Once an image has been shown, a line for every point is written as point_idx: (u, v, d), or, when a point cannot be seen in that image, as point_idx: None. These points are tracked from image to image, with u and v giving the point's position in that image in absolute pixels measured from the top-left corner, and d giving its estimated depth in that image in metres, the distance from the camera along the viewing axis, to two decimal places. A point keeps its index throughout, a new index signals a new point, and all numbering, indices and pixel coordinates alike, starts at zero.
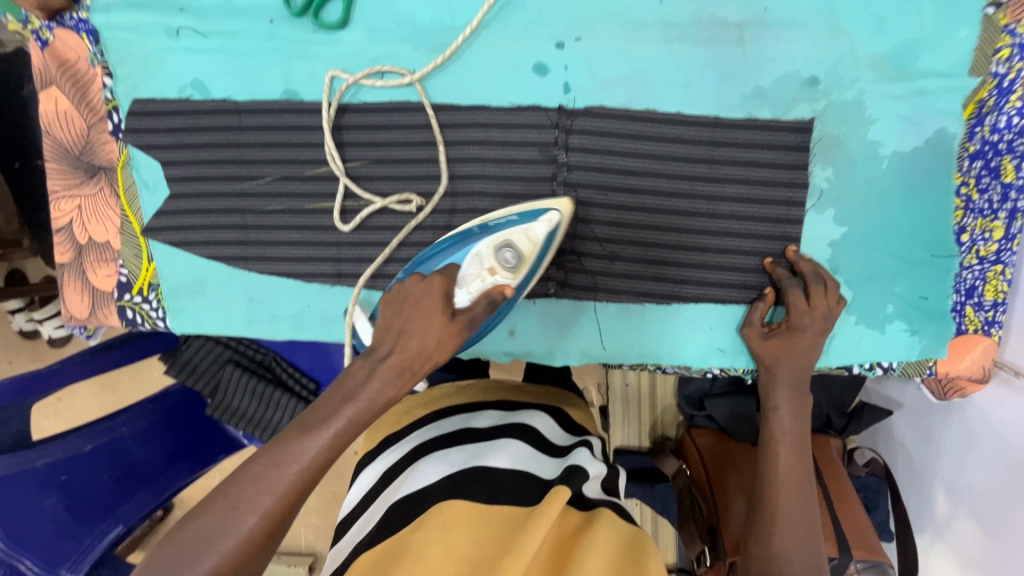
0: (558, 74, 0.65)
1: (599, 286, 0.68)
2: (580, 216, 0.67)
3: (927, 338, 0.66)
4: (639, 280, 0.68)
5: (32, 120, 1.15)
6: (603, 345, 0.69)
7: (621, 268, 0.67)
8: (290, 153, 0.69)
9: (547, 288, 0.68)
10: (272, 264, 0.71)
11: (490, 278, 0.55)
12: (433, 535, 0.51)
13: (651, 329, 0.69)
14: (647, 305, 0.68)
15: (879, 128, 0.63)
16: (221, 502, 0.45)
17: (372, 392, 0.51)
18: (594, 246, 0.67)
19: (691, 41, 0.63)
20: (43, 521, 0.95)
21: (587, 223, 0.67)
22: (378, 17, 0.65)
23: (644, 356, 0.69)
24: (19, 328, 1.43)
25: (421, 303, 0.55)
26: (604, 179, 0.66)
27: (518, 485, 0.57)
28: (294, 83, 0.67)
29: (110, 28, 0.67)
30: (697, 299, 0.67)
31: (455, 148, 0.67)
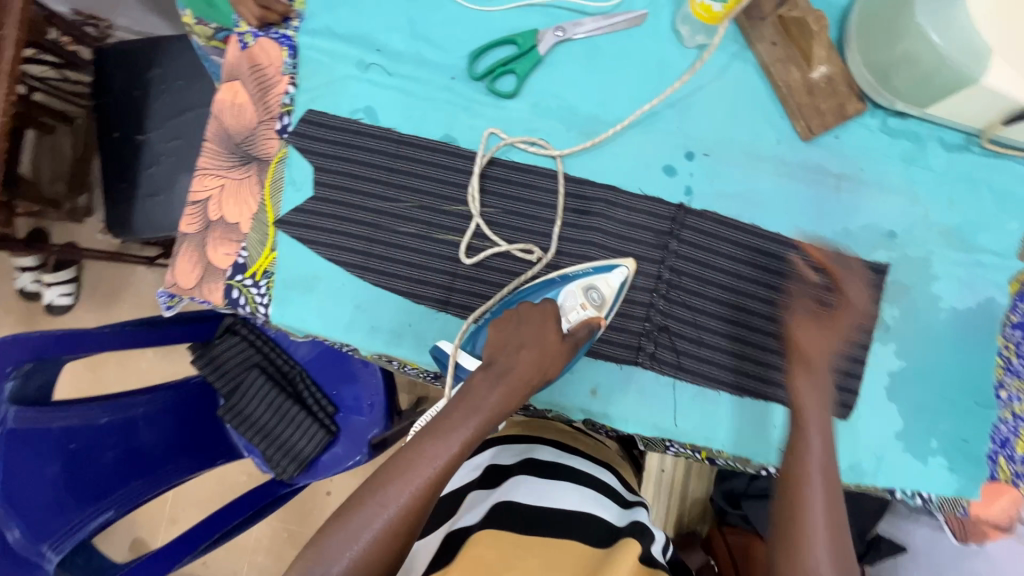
0: (683, 177, 0.76)
1: (682, 365, 0.74)
2: (678, 299, 0.75)
3: (964, 478, 0.73)
4: (720, 368, 0.74)
5: (144, 96, 1.15)
6: (675, 422, 0.74)
7: (705, 354, 0.74)
8: (434, 187, 0.76)
9: (636, 356, 0.75)
10: (387, 279, 0.76)
11: (584, 311, 0.67)
12: (501, 549, 0.62)
13: (721, 417, 0.74)
14: (721, 392, 0.74)
15: (940, 285, 0.74)
16: (365, 505, 0.51)
17: (493, 403, 0.56)
18: (686, 329, 0.75)
19: (798, 180, 0.75)
20: (42, 491, 0.87)
21: (683, 307, 0.75)
22: (543, 96, 0.77)
23: (712, 440, 0.74)
24: (20, 288, 1.35)
25: (537, 323, 0.62)
26: (705, 273, 0.75)
27: (584, 526, 0.67)
28: (456, 130, 0.77)
29: (311, 48, 0.77)
30: (767, 397, 0.74)
31: (582, 216, 0.75)
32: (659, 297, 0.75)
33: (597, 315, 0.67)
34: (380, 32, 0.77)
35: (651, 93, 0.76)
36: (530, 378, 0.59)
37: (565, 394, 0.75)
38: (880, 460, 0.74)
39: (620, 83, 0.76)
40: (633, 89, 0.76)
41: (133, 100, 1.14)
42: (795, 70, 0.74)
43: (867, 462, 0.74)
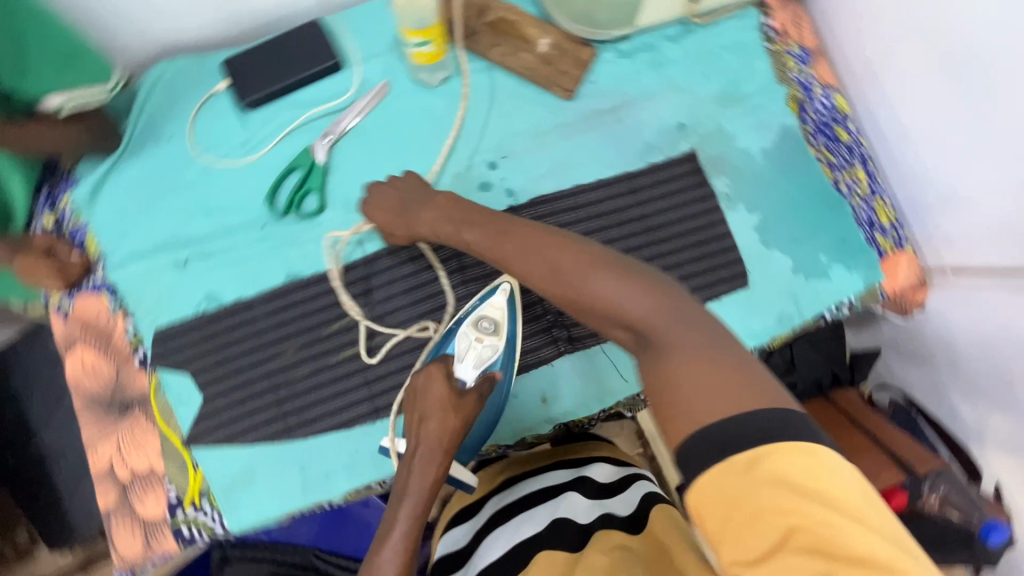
0: (500, 184, 0.81)
1: None
2: None
3: (864, 269, 0.81)
4: None
5: None
6: (625, 378, 0.78)
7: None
8: (305, 323, 0.78)
9: (559, 347, 0.78)
10: (314, 426, 0.76)
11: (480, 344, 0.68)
12: None
13: None
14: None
15: (742, 139, 0.83)
16: None
17: (420, 483, 0.58)
18: None
19: (586, 130, 0.83)
20: None
21: None
22: (348, 194, 0.81)
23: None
24: None
25: (430, 383, 0.62)
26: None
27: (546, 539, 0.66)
28: (293, 266, 0.80)
29: (127, 278, 0.78)
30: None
31: (441, 266, 0.79)
32: None
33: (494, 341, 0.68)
34: (179, 228, 0.80)
35: (432, 138, 0.83)
36: (452, 439, 0.60)
37: (524, 419, 0.77)
38: (796, 299, 0.80)
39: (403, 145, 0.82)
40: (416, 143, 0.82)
41: None
42: (525, 54, 0.83)
43: (787, 306, 0.80)
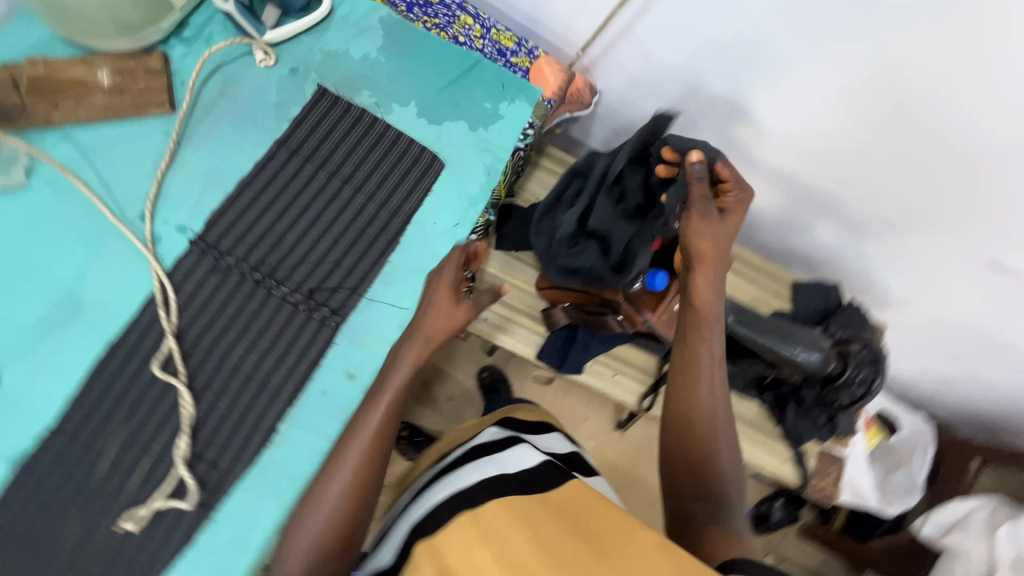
0: (167, 229, 0.75)
1: (352, 285, 0.78)
2: (286, 270, 0.76)
3: (523, 95, 0.88)
4: (367, 251, 0.79)
5: None
6: (403, 306, 0.79)
7: (344, 267, 0.78)
8: (65, 486, 0.67)
9: (329, 326, 0.76)
10: (152, 564, 0.67)
11: None
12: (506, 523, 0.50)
13: (410, 264, 0.80)
14: (388, 258, 0.80)
15: (355, 50, 0.84)
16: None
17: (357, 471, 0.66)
18: (318, 270, 0.77)
19: (209, 127, 0.78)
20: None
21: (295, 268, 0.77)
22: (11, 341, 0.70)
23: None
24: None
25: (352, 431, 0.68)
26: (259, 232, 0.77)
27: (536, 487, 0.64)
28: (8, 448, 0.67)
29: None
30: (407, 218, 0.81)
31: (160, 343, 0.72)
32: (278, 287, 0.76)
33: None
34: None
35: (66, 234, 0.73)
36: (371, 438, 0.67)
37: (343, 407, 0.75)
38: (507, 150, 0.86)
39: (37, 259, 0.72)
40: (48, 249, 0.73)
41: None
42: (93, 96, 0.75)
43: (488, 159, 0.85)
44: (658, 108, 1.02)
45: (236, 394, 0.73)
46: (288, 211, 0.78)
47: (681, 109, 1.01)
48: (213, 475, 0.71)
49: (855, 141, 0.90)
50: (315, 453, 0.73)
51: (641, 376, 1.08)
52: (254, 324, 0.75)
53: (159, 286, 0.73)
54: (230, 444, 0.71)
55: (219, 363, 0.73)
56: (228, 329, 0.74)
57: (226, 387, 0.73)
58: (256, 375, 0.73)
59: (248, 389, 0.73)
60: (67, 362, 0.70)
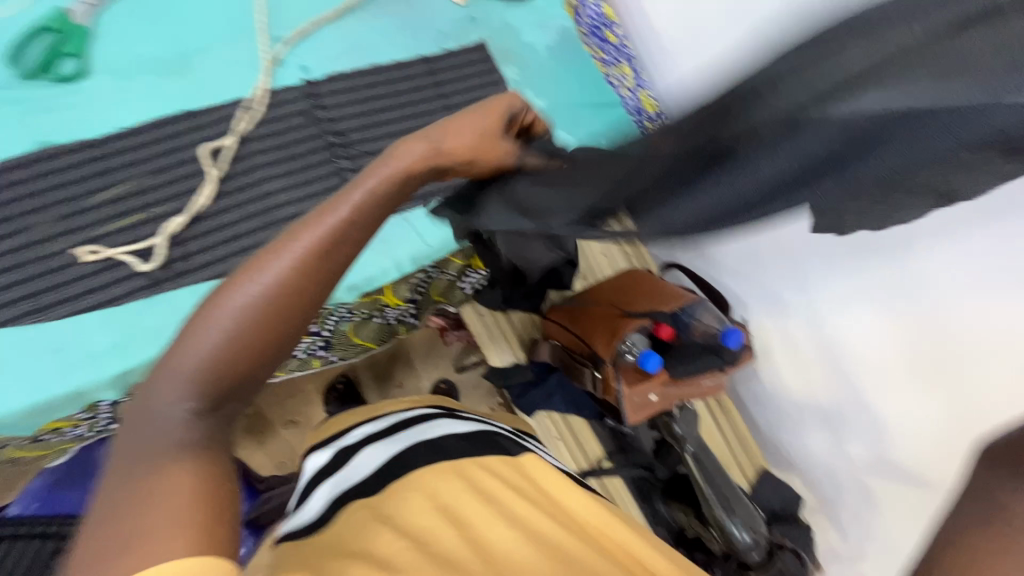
0: (293, 63, 0.82)
1: None
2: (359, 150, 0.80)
3: None
4: None
5: None
6: (428, 243, 0.81)
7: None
8: (64, 190, 0.70)
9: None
10: (75, 300, 0.67)
11: None
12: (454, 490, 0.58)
13: None
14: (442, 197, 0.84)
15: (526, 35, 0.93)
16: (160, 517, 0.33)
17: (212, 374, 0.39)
18: None
19: (379, 15, 0.87)
20: None
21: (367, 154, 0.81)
22: (115, 61, 0.75)
23: None
24: None
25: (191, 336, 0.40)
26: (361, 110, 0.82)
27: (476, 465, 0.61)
28: (46, 132, 0.71)
29: None
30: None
31: (221, 136, 0.76)
32: (342, 158, 0.79)
33: None
34: None
35: (216, 17, 0.81)
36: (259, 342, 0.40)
37: None
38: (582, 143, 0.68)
39: (183, 18, 0.79)
40: (195, 17, 0.80)
41: None
42: None
43: None
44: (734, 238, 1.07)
45: (248, 216, 0.75)
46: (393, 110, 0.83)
47: (755, 253, 1.04)
48: (180, 265, 0.71)
49: (878, 359, 0.90)
50: None
51: (579, 456, 1.05)
52: (302, 173, 0.78)
53: (257, 97, 0.78)
54: (210, 252, 0.73)
55: (252, 183, 0.76)
56: (282, 162, 0.78)
57: (243, 204, 0.75)
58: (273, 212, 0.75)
59: (257, 218, 0.75)
60: (141, 103, 0.75)
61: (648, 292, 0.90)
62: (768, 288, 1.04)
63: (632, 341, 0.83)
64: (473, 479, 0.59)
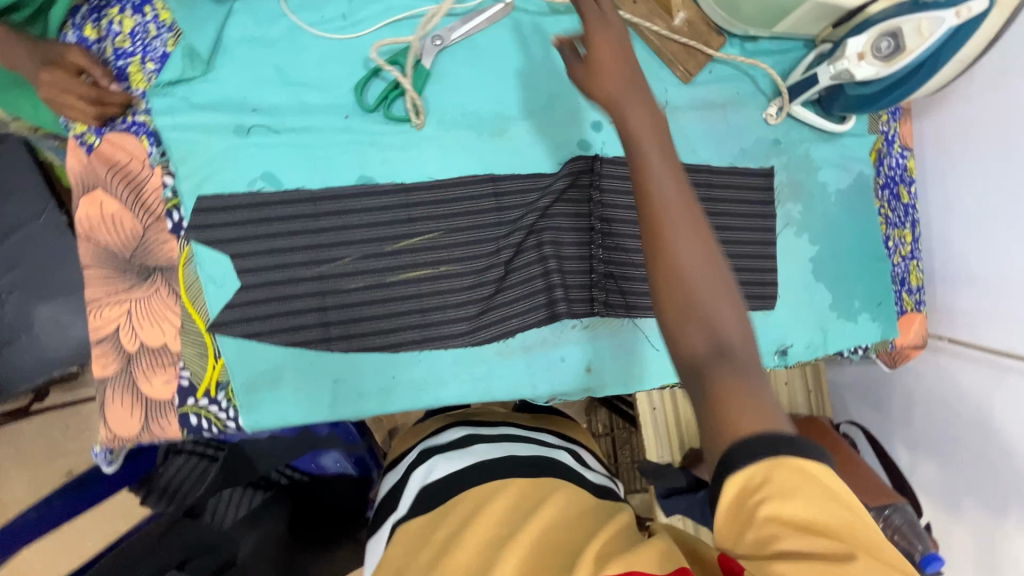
0: (598, 148, 0.79)
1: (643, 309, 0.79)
2: (614, 248, 0.78)
3: (886, 324, 0.88)
4: None
5: None
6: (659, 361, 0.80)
7: None
8: (371, 231, 0.72)
9: (594, 308, 0.77)
10: (359, 340, 0.72)
11: (864, 60, 0.68)
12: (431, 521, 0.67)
13: None
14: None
15: (824, 173, 0.86)
16: None
17: None
18: (633, 272, 0.79)
19: (694, 116, 0.82)
20: None
21: (620, 254, 0.78)
22: (445, 110, 0.75)
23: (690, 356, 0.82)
24: None
25: None
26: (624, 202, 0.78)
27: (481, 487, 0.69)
28: (369, 169, 0.72)
29: (173, 128, 0.67)
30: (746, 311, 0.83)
31: (517, 202, 0.76)
32: (598, 249, 0.78)
33: (876, 69, 0.68)
34: (250, 91, 0.70)
35: (538, 79, 0.78)
36: None
37: (562, 381, 0.78)
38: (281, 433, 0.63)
39: (508, 76, 0.77)
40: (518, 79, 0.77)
41: None
42: (660, 22, 0.79)
43: (817, 338, 0.86)
44: (930, 414, 1.00)
45: (508, 291, 0.75)
46: None
47: (941, 437, 0.98)
48: (454, 327, 0.74)
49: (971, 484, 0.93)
50: (516, 391, 0.77)
51: None
52: (572, 262, 0.77)
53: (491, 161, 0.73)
54: (459, 312, 0.74)
55: (516, 262, 0.76)
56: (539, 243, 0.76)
57: (512, 276, 0.76)
58: (527, 285, 0.76)
59: (518, 292, 0.76)
60: (454, 157, 0.75)
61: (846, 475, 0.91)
62: (936, 468, 0.99)
63: None
64: (488, 497, 0.66)
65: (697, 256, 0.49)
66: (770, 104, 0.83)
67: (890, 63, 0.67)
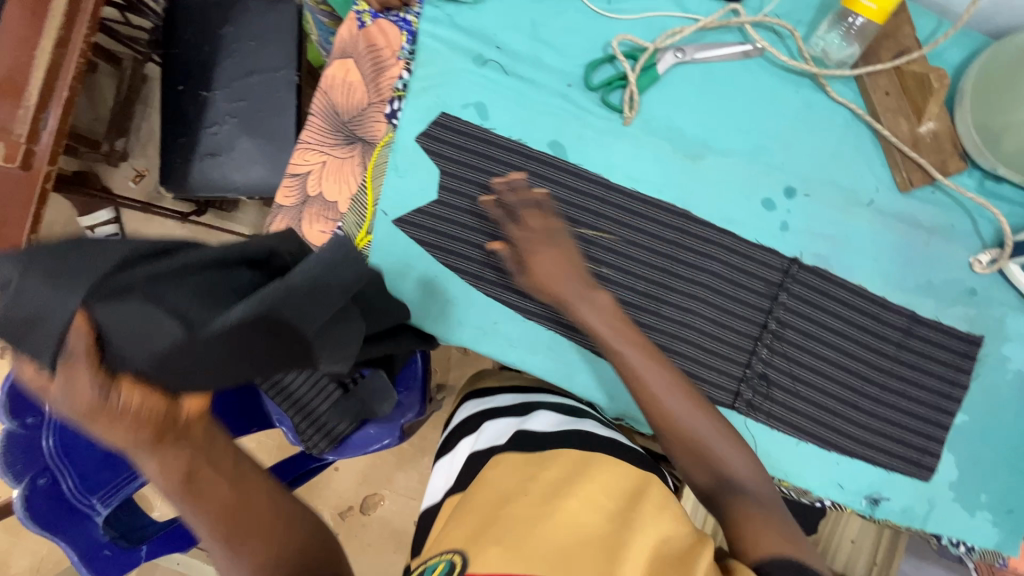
0: (781, 212, 0.77)
1: (774, 414, 0.76)
2: (779, 348, 0.76)
3: (1005, 534, 0.77)
4: (814, 423, 0.76)
5: (218, 55, 1.11)
6: (759, 459, 0.76)
7: (797, 407, 0.76)
8: (544, 190, 0.76)
9: (735, 402, 0.75)
10: (480, 275, 0.76)
11: None
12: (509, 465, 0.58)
13: (801, 458, 0.76)
14: (806, 444, 0.77)
15: (1011, 347, 0.77)
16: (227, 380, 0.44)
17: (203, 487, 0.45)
18: (784, 377, 0.76)
19: (895, 226, 0.77)
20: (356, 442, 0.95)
21: (782, 355, 0.76)
22: (655, 117, 0.77)
23: (799, 482, 0.77)
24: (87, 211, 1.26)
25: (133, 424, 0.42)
26: (813, 313, 0.76)
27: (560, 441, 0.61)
28: (564, 138, 0.77)
29: (430, 36, 0.76)
30: (851, 453, 0.77)
31: (701, 245, 0.76)
32: (763, 345, 0.76)
33: None
34: (502, 31, 0.77)
35: (754, 125, 0.77)
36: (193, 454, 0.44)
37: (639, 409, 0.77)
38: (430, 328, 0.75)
39: (728, 111, 0.77)
40: (735, 118, 0.77)
41: (208, 60, 1.11)
42: (905, 123, 0.75)
43: (919, 507, 0.77)
44: None
45: (654, 323, 0.75)
46: (840, 337, 0.76)
47: None
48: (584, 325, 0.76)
49: None
50: (592, 394, 0.77)
51: None
52: (726, 329, 0.76)
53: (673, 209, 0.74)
54: (605, 313, 0.75)
55: (667, 293, 0.76)
56: (705, 299, 0.76)
57: (661, 305, 0.76)
58: (674, 343, 0.75)
59: (666, 324, 0.75)
60: (642, 161, 0.77)
61: None
62: None
63: None
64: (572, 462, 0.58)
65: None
66: (983, 250, 0.76)
67: None
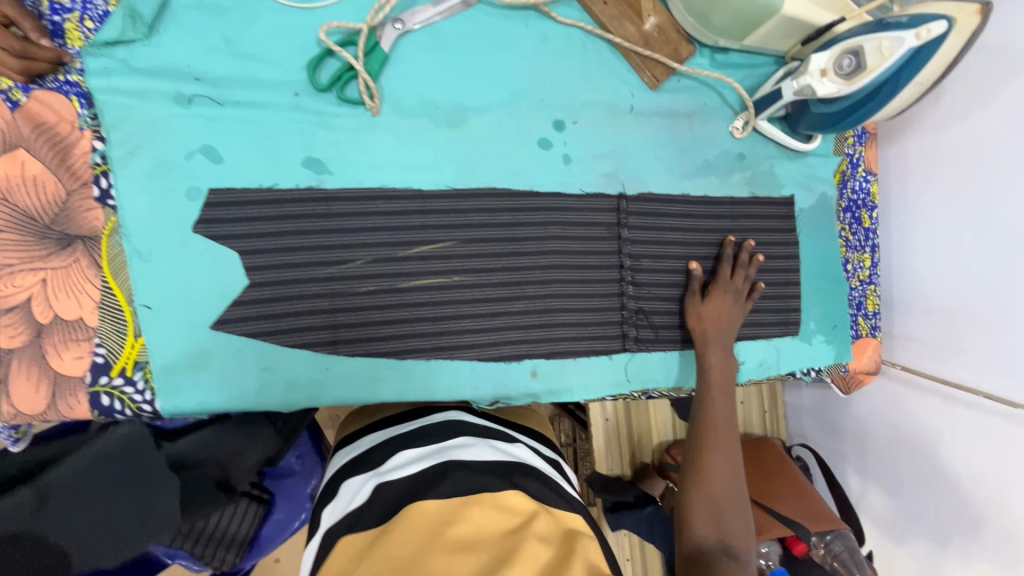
0: (559, 147, 0.77)
1: (661, 338, 0.80)
2: (642, 281, 0.79)
3: (839, 346, 0.88)
4: (665, 326, 0.80)
5: None
6: (626, 376, 0.80)
7: (649, 320, 0.80)
8: (317, 212, 0.68)
9: (626, 345, 0.79)
10: (286, 328, 0.68)
11: (825, 76, 0.68)
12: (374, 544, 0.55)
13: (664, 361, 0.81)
14: (667, 350, 0.81)
15: (787, 191, 0.86)
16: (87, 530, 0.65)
17: None
18: (657, 303, 0.80)
19: (660, 123, 0.81)
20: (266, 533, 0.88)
21: (646, 285, 0.79)
22: (402, 97, 0.72)
23: (669, 381, 0.81)
24: None
25: None
26: (655, 236, 0.79)
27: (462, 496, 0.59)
28: (316, 150, 0.69)
29: (107, 91, 0.63)
30: None
31: (498, 206, 0.74)
32: (629, 283, 0.78)
33: (833, 87, 0.67)
34: (195, 59, 0.67)
35: (501, 72, 0.76)
36: None
37: (506, 384, 0.75)
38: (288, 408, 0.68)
39: (471, 67, 0.75)
40: (481, 71, 0.75)
41: None
42: (630, 25, 0.78)
43: (770, 356, 0.85)
44: (881, 441, 0.99)
45: (524, 306, 0.75)
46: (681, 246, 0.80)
47: (893, 465, 0.97)
48: (418, 329, 0.72)
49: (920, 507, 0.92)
50: (457, 392, 0.74)
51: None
52: (590, 283, 0.77)
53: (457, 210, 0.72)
54: (442, 308, 0.72)
55: (485, 264, 0.73)
56: (524, 255, 0.75)
57: (485, 277, 0.73)
58: (550, 316, 0.76)
59: (498, 295, 0.74)
60: (407, 147, 0.72)
61: (790, 498, 0.89)
62: (888, 495, 0.99)
63: (767, 548, 0.85)
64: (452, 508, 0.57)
65: (720, 469, 0.71)
66: (737, 117, 0.82)
67: (848, 82, 0.67)
